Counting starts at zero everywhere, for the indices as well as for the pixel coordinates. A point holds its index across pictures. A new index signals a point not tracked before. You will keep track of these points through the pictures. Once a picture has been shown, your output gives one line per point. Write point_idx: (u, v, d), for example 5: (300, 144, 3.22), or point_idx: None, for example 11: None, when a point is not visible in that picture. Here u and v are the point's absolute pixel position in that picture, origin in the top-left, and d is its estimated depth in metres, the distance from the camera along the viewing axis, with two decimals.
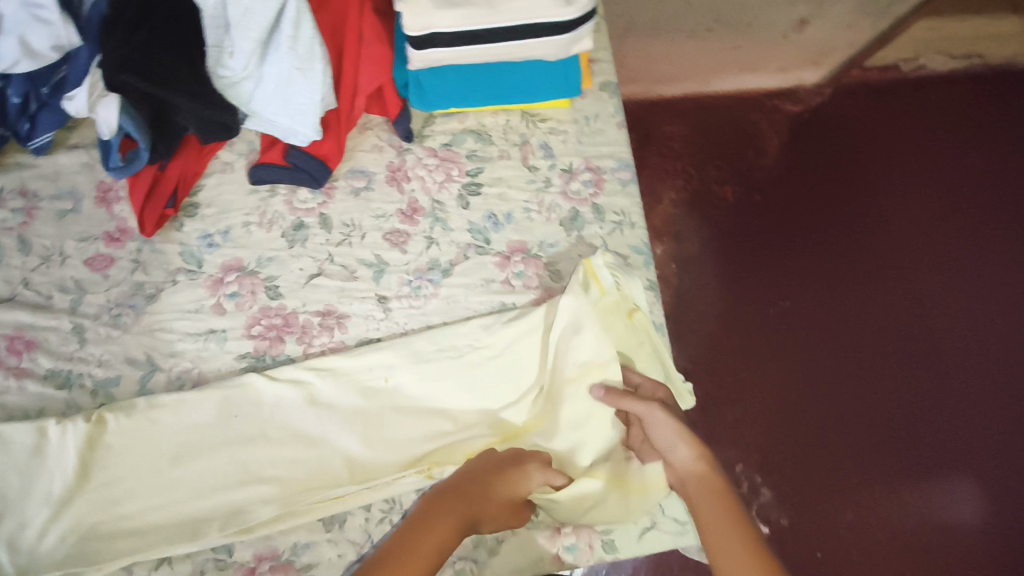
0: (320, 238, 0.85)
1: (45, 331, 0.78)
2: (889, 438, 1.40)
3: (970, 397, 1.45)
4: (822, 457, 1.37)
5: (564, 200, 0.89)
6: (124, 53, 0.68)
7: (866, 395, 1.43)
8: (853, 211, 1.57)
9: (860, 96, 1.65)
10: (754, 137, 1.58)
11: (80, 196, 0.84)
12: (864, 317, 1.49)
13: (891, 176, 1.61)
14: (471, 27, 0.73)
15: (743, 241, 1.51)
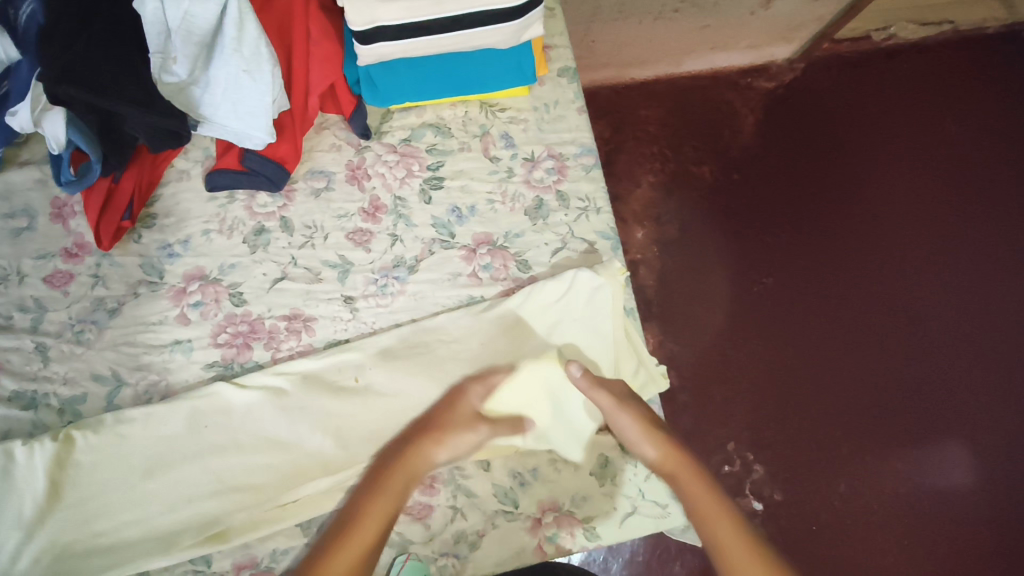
0: (283, 241, 0.84)
1: (7, 352, 0.77)
2: (878, 409, 1.40)
3: (955, 364, 1.45)
4: (811, 433, 1.37)
5: (527, 189, 0.89)
6: (63, 63, 0.65)
7: (852, 369, 1.43)
8: (830, 185, 1.56)
9: (832, 68, 1.65)
10: (727, 117, 1.58)
11: (34, 213, 0.82)
12: (848, 290, 1.49)
13: (867, 147, 1.61)
14: (416, 18, 0.72)
15: (722, 220, 1.51)
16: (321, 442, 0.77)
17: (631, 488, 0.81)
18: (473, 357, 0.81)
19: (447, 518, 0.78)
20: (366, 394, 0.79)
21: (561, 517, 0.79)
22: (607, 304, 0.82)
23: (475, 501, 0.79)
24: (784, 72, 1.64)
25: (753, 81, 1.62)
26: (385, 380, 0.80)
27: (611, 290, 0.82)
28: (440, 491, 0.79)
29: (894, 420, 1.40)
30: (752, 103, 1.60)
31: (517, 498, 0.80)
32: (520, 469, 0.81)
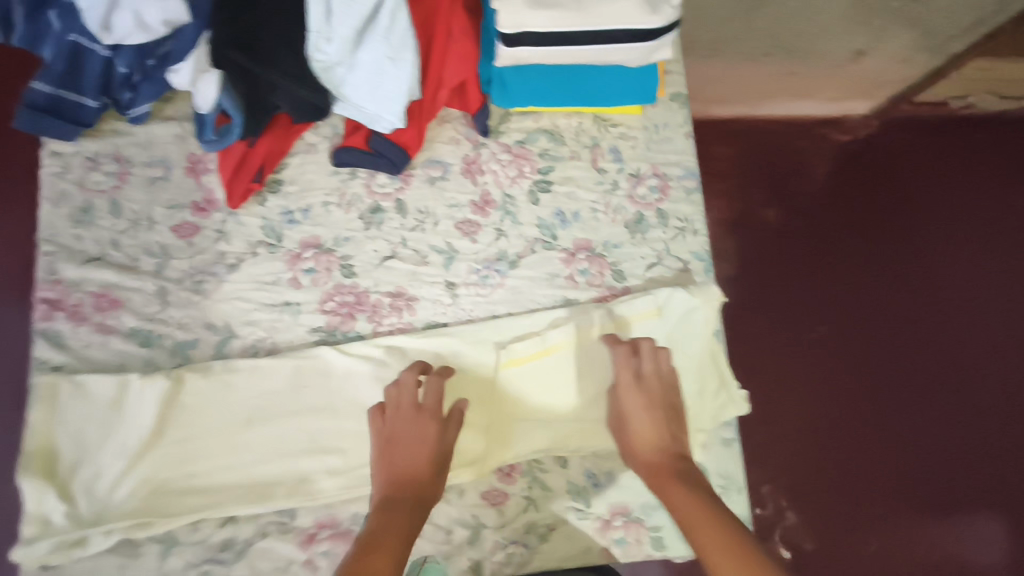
0: (396, 222, 0.87)
1: (130, 292, 0.81)
2: (918, 472, 1.40)
3: (1000, 439, 1.44)
4: (845, 490, 1.37)
5: (630, 203, 0.92)
6: (231, 32, 0.74)
7: (891, 434, 1.42)
8: (887, 246, 1.57)
9: (909, 129, 1.66)
10: (801, 163, 1.60)
11: (172, 164, 0.86)
12: (896, 354, 1.49)
13: (932, 212, 1.61)
14: (560, 28, 0.75)
15: (781, 264, 1.52)
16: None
17: None
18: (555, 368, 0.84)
19: (521, 507, 0.81)
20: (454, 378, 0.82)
21: (631, 523, 0.82)
22: (700, 325, 0.85)
23: (550, 494, 0.82)
24: (860, 127, 1.64)
25: (828, 131, 1.62)
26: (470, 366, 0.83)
27: (704, 311, 0.85)
28: (517, 480, 0.82)
29: (929, 487, 1.39)
30: (817, 158, 1.60)
31: (591, 498, 0.82)
32: (596, 470, 0.83)
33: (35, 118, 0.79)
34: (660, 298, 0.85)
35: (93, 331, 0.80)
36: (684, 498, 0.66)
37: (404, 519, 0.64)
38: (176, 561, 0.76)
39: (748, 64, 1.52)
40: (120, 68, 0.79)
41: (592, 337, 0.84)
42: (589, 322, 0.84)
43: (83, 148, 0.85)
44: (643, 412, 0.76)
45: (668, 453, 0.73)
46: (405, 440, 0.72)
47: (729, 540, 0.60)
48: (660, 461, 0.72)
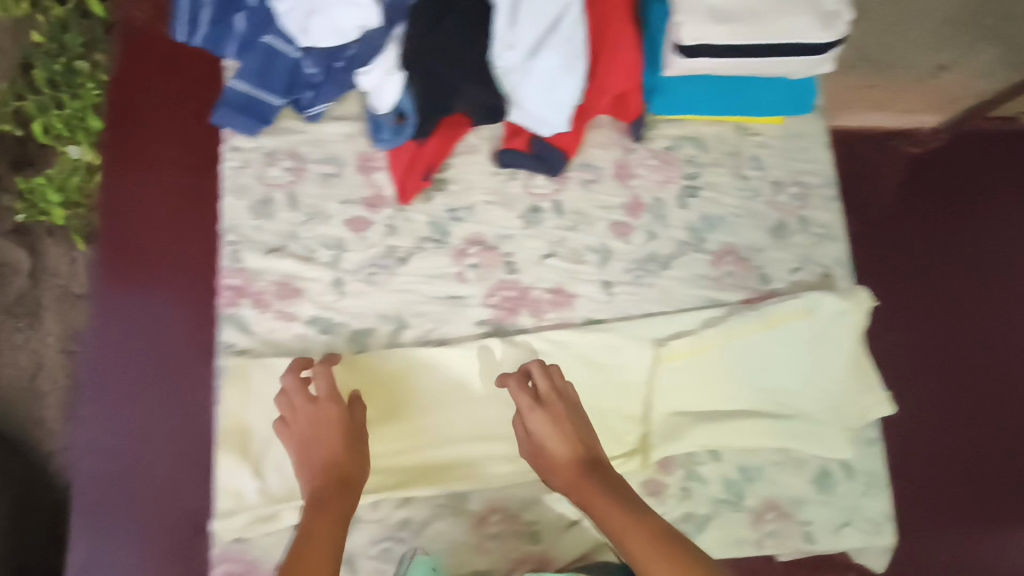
0: (553, 222, 0.91)
1: (309, 282, 0.86)
2: None
3: None
4: (998, 502, 1.13)
5: (772, 210, 0.95)
6: (431, 38, 0.81)
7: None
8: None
9: None
10: None
11: (342, 161, 0.89)
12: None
13: None
14: (738, 41, 0.78)
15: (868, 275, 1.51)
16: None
17: (848, 501, 0.88)
18: (708, 367, 0.88)
19: (678, 497, 0.86)
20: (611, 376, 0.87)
21: (782, 516, 0.87)
22: (847, 329, 0.89)
23: (705, 486, 0.87)
24: None
25: (897, 143, 1.35)
26: (633, 362, 0.87)
27: (853, 314, 0.88)
28: (673, 471, 0.87)
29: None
30: (944, 126, 1.37)
31: (744, 492, 0.87)
32: (747, 465, 0.88)
33: (227, 114, 0.85)
34: (810, 302, 0.88)
35: (277, 317, 0.84)
36: (617, 517, 0.65)
37: (336, 530, 0.62)
38: (360, 536, 0.81)
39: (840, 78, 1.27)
40: (307, 69, 0.84)
41: (744, 340, 0.88)
42: (743, 323, 0.88)
43: (263, 144, 0.88)
44: (556, 433, 0.71)
45: (587, 465, 0.69)
46: (317, 445, 0.69)
47: (677, 562, 0.61)
48: (578, 478, 0.69)
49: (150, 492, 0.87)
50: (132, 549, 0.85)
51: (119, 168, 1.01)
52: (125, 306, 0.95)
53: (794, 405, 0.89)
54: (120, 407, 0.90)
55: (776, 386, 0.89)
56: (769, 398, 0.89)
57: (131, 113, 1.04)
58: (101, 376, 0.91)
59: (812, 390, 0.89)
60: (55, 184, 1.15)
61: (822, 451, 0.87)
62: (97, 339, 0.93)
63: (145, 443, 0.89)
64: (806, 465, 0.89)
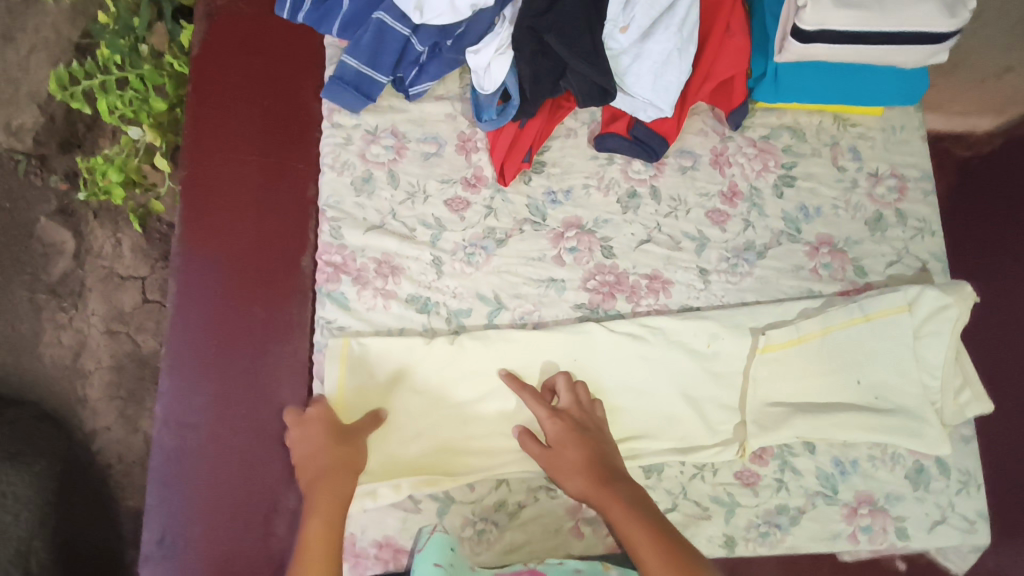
0: (650, 208, 0.90)
1: (409, 260, 0.86)
2: None
3: None
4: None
5: (870, 202, 0.94)
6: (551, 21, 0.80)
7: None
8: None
9: None
10: None
11: (443, 141, 0.90)
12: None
13: None
14: (860, 27, 0.78)
15: None
16: (665, 395, 0.84)
17: (942, 498, 0.86)
18: (807, 359, 0.86)
19: (773, 488, 0.84)
20: (705, 363, 0.86)
21: (876, 512, 0.84)
22: (952, 324, 0.87)
23: (800, 478, 0.85)
24: None
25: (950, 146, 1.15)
26: (729, 350, 0.86)
27: (958, 309, 0.87)
28: (769, 463, 0.85)
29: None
30: None
31: (837, 484, 0.85)
32: (843, 458, 0.86)
33: (337, 88, 0.85)
34: (908, 296, 0.87)
35: (376, 295, 0.84)
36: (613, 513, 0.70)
37: (324, 516, 0.69)
38: (454, 518, 0.80)
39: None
40: (416, 47, 0.86)
41: (843, 334, 0.86)
42: (843, 315, 0.87)
43: (363, 122, 0.89)
44: (564, 439, 0.76)
45: (593, 469, 0.74)
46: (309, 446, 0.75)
47: (669, 553, 0.65)
48: (588, 483, 0.73)
49: (233, 495, 0.79)
50: (214, 556, 0.77)
51: (200, 141, 0.91)
52: (206, 289, 0.85)
53: (896, 401, 0.86)
54: (201, 401, 0.82)
55: (876, 379, 0.86)
56: (868, 392, 0.86)
57: (213, 84, 0.94)
58: (183, 368, 0.83)
59: (911, 385, 0.86)
60: (115, 165, 1.15)
61: (918, 445, 0.84)
62: (178, 327, 0.84)
63: (227, 427, 0.81)
64: (900, 461, 0.86)
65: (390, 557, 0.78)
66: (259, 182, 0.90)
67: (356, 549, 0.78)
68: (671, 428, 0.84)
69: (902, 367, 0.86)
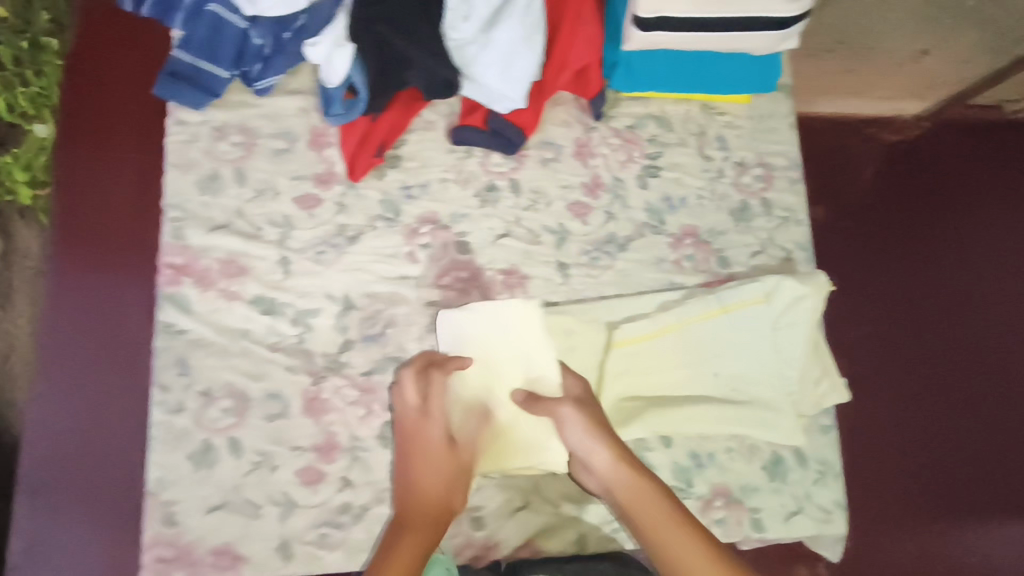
0: (510, 201, 0.88)
1: (255, 260, 0.83)
2: (1005, 468, 1.22)
3: None
4: (885, 466, 1.21)
5: (735, 191, 0.93)
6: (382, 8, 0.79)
7: (996, 436, 1.24)
8: (999, 229, 1.38)
9: (966, 136, 1.42)
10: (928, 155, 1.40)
11: (294, 137, 0.87)
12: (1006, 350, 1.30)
13: (997, 203, 1.39)
14: (699, 14, 0.77)
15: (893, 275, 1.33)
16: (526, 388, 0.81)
17: (800, 489, 0.85)
18: (661, 352, 0.85)
19: None
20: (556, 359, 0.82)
21: (732, 505, 0.84)
22: (806, 314, 0.86)
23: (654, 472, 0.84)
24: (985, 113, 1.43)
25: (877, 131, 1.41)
26: (583, 343, 0.84)
27: (812, 299, 0.86)
28: None
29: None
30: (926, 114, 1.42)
31: (694, 479, 0.84)
32: (698, 451, 0.85)
33: (174, 86, 0.82)
34: (763, 285, 0.86)
35: (219, 296, 0.82)
36: (658, 503, 0.70)
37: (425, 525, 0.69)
38: (298, 521, 0.78)
39: (810, 60, 1.32)
40: (255, 40, 0.82)
41: (698, 330, 0.86)
42: (696, 306, 0.86)
43: (210, 118, 0.86)
44: (590, 436, 0.75)
45: (621, 461, 0.73)
46: (422, 473, 0.73)
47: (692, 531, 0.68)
48: (621, 476, 0.73)
49: (106, 506, 0.78)
50: (106, 556, 0.77)
51: (78, 146, 0.90)
52: (85, 291, 0.85)
53: (754, 395, 0.85)
54: (78, 405, 0.81)
55: (733, 371, 0.86)
56: (726, 384, 0.86)
57: (76, 81, 0.93)
58: (58, 378, 0.81)
59: (770, 377, 0.86)
60: (21, 163, 1.00)
61: (774, 437, 0.84)
62: (53, 332, 0.83)
63: (106, 427, 0.81)
64: (758, 452, 0.86)
65: (228, 564, 0.76)
66: (139, 187, 0.89)
67: (195, 557, 0.76)
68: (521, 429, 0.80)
69: (759, 361, 0.86)
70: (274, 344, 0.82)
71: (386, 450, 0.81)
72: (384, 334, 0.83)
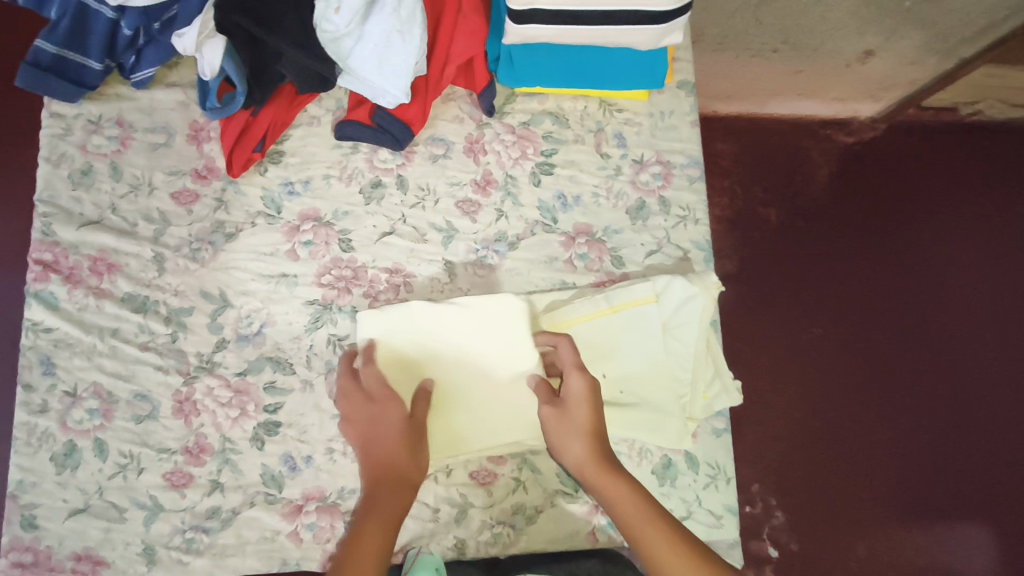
0: (396, 198, 0.87)
1: (127, 257, 0.81)
2: (926, 467, 1.22)
3: (991, 409, 1.27)
4: (807, 472, 1.18)
5: (632, 189, 0.91)
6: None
7: (937, 438, 1.24)
8: (947, 230, 1.37)
9: (897, 134, 1.39)
10: (861, 154, 1.38)
11: (173, 131, 0.86)
12: (949, 352, 1.29)
13: (925, 199, 1.37)
14: (573, 6, 0.75)
15: (818, 276, 1.30)
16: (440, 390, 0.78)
17: (689, 493, 0.84)
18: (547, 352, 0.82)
19: (509, 488, 0.81)
20: (462, 354, 0.79)
21: None
22: (697, 314, 0.84)
23: (539, 477, 0.82)
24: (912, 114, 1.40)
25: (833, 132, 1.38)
26: (497, 339, 0.78)
27: (703, 300, 0.84)
28: (507, 461, 0.82)
29: (956, 488, 1.21)
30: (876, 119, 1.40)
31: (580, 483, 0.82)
32: None
33: (36, 76, 0.79)
34: (653, 286, 0.84)
35: (87, 294, 0.80)
36: (632, 498, 0.66)
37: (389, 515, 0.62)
38: (163, 527, 0.75)
39: (757, 61, 1.29)
40: (124, 30, 0.80)
41: (583, 331, 0.83)
42: (582, 306, 0.83)
43: (85, 111, 0.85)
44: (573, 429, 0.70)
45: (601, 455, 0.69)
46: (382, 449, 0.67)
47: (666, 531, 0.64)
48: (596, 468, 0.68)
49: None
50: None
51: None
52: None
53: (645, 399, 0.82)
54: None
55: (621, 373, 0.83)
56: (613, 386, 0.83)
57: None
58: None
59: (658, 379, 0.83)
60: None
61: (658, 440, 0.82)
62: None
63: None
64: (647, 456, 0.84)
65: (87, 569, 0.73)
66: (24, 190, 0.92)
67: (51, 563, 0.73)
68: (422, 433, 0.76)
69: (649, 364, 0.83)
70: (144, 343, 0.80)
71: (259, 452, 0.78)
72: (260, 333, 0.81)
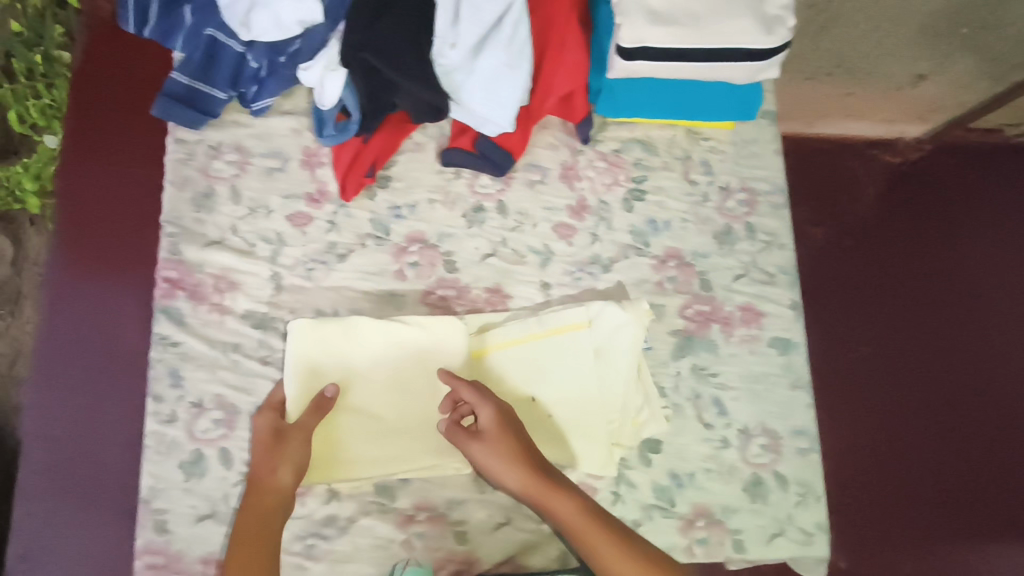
0: (497, 222, 0.91)
1: (247, 275, 0.86)
2: (977, 484, 1.23)
3: None
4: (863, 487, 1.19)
5: (719, 215, 0.95)
6: (366, 36, 0.79)
7: (987, 455, 1.25)
8: (991, 257, 1.38)
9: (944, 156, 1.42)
10: (907, 174, 1.40)
11: (287, 156, 0.90)
12: (996, 371, 1.31)
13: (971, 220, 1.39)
14: (678, 44, 0.79)
15: (869, 294, 1.32)
16: (368, 400, 0.83)
17: (780, 511, 0.86)
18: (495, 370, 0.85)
19: (607, 502, 0.85)
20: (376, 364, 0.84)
21: (712, 524, 0.85)
22: (627, 341, 0.86)
23: (634, 491, 0.85)
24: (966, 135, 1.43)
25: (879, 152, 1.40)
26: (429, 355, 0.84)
27: (633, 327, 0.86)
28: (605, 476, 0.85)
29: (1008, 504, 1.22)
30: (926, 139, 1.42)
31: (674, 498, 0.85)
32: (678, 471, 0.86)
33: (168, 106, 0.87)
34: (585, 313, 0.87)
35: (211, 311, 0.84)
36: (571, 508, 0.75)
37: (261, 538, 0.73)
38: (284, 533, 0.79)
39: (811, 84, 1.34)
40: (250, 63, 0.86)
41: (519, 354, 0.86)
42: (514, 330, 0.86)
43: (206, 137, 0.90)
44: (506, 459, 0.76)
45: (534, 476, 0.76)
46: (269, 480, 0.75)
47: (610, 536, 0.73)
48: (536, 484, 0.76)
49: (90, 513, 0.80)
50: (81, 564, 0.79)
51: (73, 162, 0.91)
52: (73, 308, 0.86)
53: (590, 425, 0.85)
54: (63, 415, 0.82)
55: (553, 395, 0.85)
56: (544, 409, 0.85)
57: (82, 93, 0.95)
58: (53, 381, 0.83)
59: (588, 402, 0.86)
60: (30, 173, 1.10)
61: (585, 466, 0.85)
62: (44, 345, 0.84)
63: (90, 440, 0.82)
64: (737, 473, 0.87)
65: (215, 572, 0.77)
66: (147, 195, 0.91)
67: (180, 565, 0.77)
68: (338, 447, 0.81)
69: (581, 389, 0.86)
70: (263, 358, 0.84)
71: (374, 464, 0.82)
72: None
